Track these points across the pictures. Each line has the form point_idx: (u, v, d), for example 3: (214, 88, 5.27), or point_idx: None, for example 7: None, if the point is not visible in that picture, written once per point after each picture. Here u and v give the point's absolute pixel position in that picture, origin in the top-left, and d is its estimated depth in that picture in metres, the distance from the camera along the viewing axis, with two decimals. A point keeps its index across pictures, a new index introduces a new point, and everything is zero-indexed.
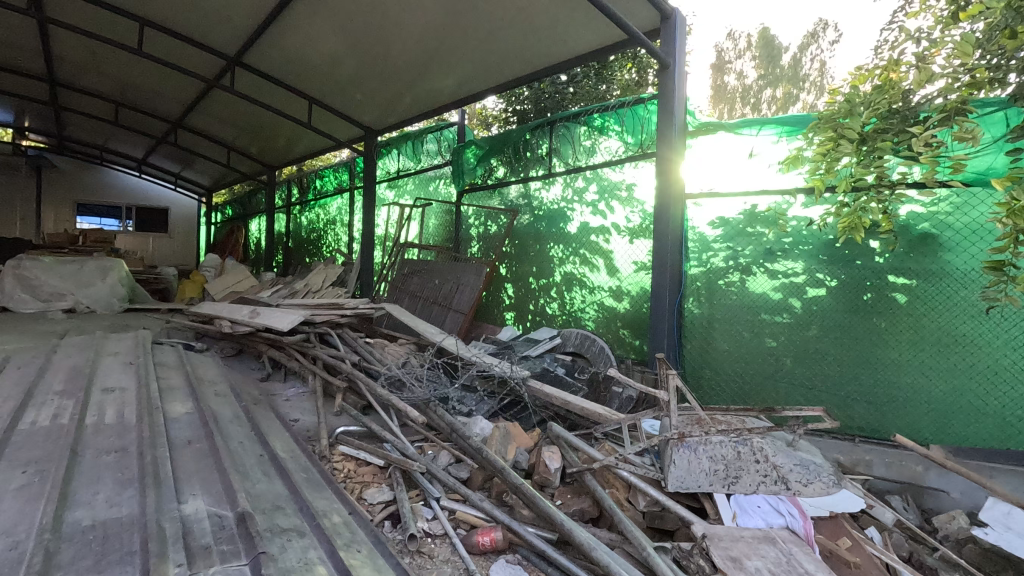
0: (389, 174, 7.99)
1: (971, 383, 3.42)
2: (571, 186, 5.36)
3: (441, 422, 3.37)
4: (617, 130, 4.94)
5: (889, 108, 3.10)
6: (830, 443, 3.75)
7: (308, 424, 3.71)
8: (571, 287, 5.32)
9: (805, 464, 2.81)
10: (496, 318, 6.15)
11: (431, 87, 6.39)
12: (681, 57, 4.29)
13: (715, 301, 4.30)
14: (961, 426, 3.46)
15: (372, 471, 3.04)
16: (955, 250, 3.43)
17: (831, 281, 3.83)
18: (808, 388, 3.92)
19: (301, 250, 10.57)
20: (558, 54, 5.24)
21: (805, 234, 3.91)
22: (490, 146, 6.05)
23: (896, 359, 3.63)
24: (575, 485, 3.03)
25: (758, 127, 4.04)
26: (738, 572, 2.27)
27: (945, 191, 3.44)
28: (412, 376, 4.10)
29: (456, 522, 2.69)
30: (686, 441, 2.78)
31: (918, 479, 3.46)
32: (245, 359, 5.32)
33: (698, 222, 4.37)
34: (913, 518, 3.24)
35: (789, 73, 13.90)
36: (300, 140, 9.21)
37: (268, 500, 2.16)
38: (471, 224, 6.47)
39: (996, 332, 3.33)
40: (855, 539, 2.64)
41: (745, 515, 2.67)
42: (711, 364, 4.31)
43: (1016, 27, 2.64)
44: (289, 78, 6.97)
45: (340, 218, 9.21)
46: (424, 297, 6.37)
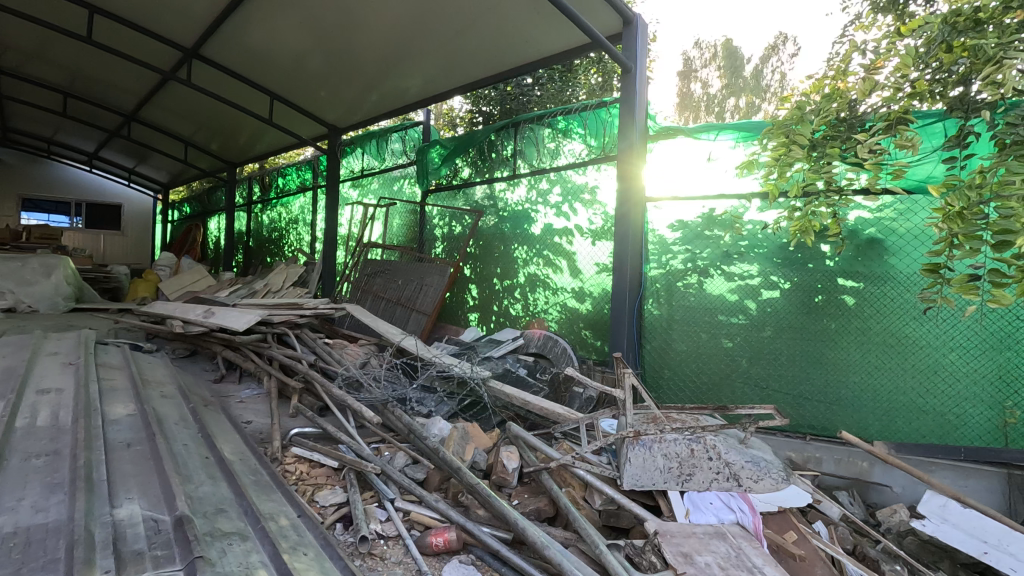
0: (353, 173, 7.85)
1: (912, 382, 3.58)
2: (535, 187, 5.38)
3: (398, 422, 3.33)
4: (580, 133, 4.99)
5: (836, 116, 3.23)
6: (782, 442, 3.85)
7: (261, 426, 3.61)
8: (534, 289, 5.33)
9: (755, 461, 2.85)
10: (460, 319, 6.12)
11: (397, 86, 6.33)
12: (642, 62, 4.36)
13: (674, 302, 4.36)
14: (904, 423, 3.61)
15: (325, 473, 2.97)
16: (899, 254, 3.59)
17: (785, 284, 3.94)
18: (762, 388, 4.02)
19: (261, 250, 10.31)
20: (523, 56, 5.27)
21: (760, 237, 4.01)
22: (455, 146, 6.02)
23: (844, 359, 3.76)
24: (532, 485, 3.03)
25: (716, 133, 4.17)
26: (688, 567, 2.30)
27: (890, 198, 3.59)
28: (370, 377, 4.03)
29: (411, 524, 2.65)
30: (641, 439, 2.79)
31: (863, 475, 3.59)
32: (198, 360, 5.14)
33: (658, 225, 4.44)
34: (858, 513, 3.36)
35: (751, 83, 14.46)
36: (262, 136, 8.99)
37: (211, 504, 2.09)
38: (436, 224, 6.42)
39: (935, 333, 3.50)
40: (801, 533, 2.71)
41: (697, 511, 2.74)
42: (670, 364, 4.37)
43: (953, 41, 2.77)
44: (250, 72, 6.81)
45: (303, 217, 9.02)
46: (387, 298, 6.29)
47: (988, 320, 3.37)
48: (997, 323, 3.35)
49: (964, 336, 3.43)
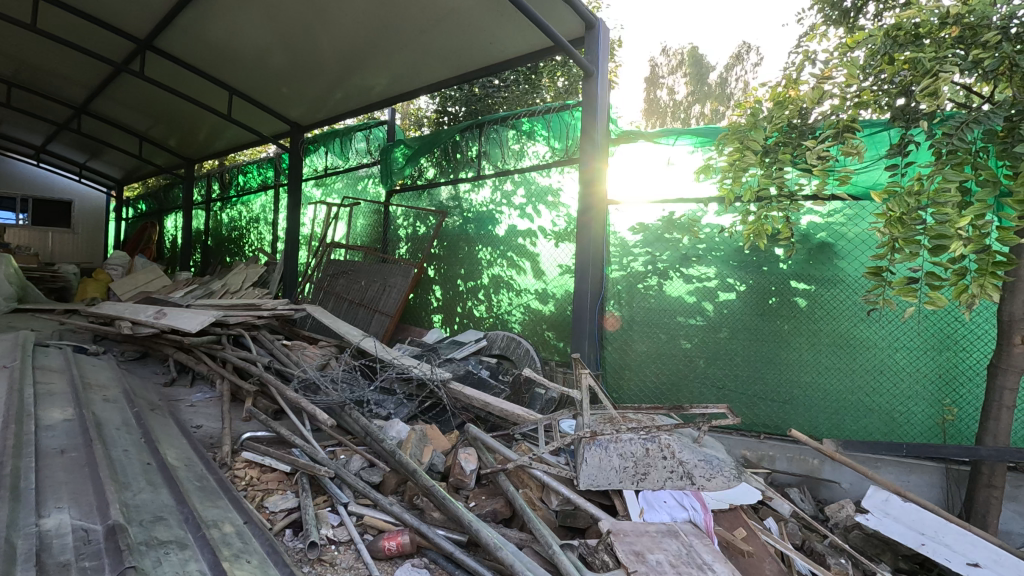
0: (316, 172, 7.70)
1: (860, 381, 3.71)
2: (499, 189, 5.38)
3: (356, 424, 3.29)
4: (544, 135, 5.01)
5: (788, 123, 3.28)
6: (737, 441, 3.95)
7: (212, 431, 3.49)
8: (498, 290, 5.33)
9: (709, 459, 2.80)
10: (424, 320, 6.06)
11: (361, 84, 6.24)
12: (604, 66, 4.40)
13: (635, 303, 4.42)
14: (853, 421, 3.73)
15: (277, 478, 2.89)
16: (847, 257, 3.72)
17: (740, 286, 4.03)
18: (718, 388, 4.10)
19: (221, 249, 10.02)
20: (487, 57, 5.27)
21: (717, 241, 4.09)
22: (420, 146, 5.96)
23: (797, 360, 3.87)
24: (490, 487, 3.02)
25: (675, 137, 4.25)
26: (639, 566, 2.33)
27: (839, 203, 3.73)
28: (328, 379, 3.96)
29: (364, 528, 2.60)
30: (597, 439, 2.82)
31: (814, 472, 3.69)
32: (148, 362, 4.95)
33: (619, 227, 4.49)
34: (808, 509, 3.46)
35: (716, 91, 14.66)
36: (222, 133, 8.75)
37: (148, 511, 2.00)
38: (400, 225, 6.35)
39: (881, 334, 3.64)
40: (751, 529, 2.79)
41: (651, 510, 2.82)
42: (631, 365, 4.42)
43: (894, 54, 2.89)
44: (210, 67, 6.61)
45: (264, 216, 8.82)
46: (349, 299, 6.19)
47: (928, 321, 3.52)
48: (936, 324, 3.50)
49: (907, 336, 3.58)
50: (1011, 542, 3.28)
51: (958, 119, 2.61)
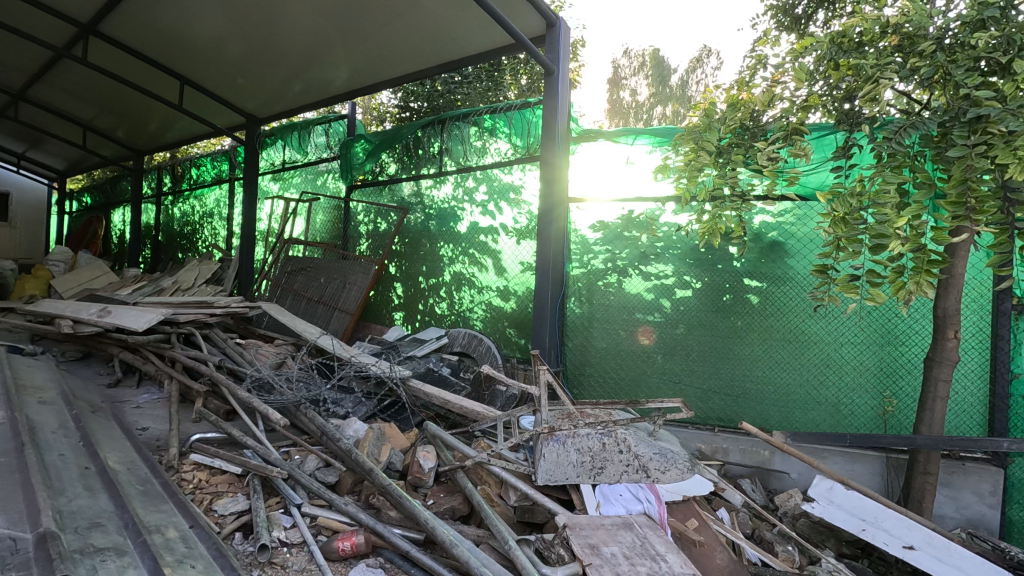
0: (274, 166, 7.49)
1: (808, 375, 3.85)
2: (461, 185, 5.35)
3: (312, 424, 3.22)
4: (506, 132, 5.02)
5: (740, 125, 3.38)
6: (692, 434, 4.04)
7: (159, 433, 3.36)
8: (460, 287, 5.31)
9: (664, 452, 2.86)
10: (385, 318, 5.97)
11: (320, 78, 6.10)
12: (564, 65, 4.43)
13: (595, 301, 4.47)
14: (801, 413, 3.88)
15: (227, 480, 2.81)
16: (796, 256, 3.86)
17: (696, 283, 4.13)
18: (676, 383, 4.19)
19: (172, 245, 9.64)
20: (450, 53, 5.23)
21: (674, 239, 4.19)
22: (380, 141, 5.86)
23: (750, 354, 3.99)
24: (448, 484, 3.01)
25: (634, 137, 4.32)
26: (594, 559, 2.36)
27: (789, 204, 3.87)
28: (283, 378, 3.86)
29: (317, 529, 2.55)
30: (555, 434, 2.85)
31: (765, 463, 3.81)
32: (91, 363, 4.73)
33: (580, 225, 4.53)
34: (759, 499, 3.57)
35: (677, 93, 14.94)
36: (174, 124, 8.42)
37: (84, 518, 1.93)
38: (360, 221, 6.23)
39: (827, 328, 3.79)
40: (702, 520, 2.87)
41: (607, 504, 2.82)
42: (591, 361, 4.48)
43: (839, 60, 2.99)
44: (160, 55, 6.35)
45: (218, 211, 8.54)
46: (308, 296, 6.06)
47: (870, 316, 3.69)
48: (878, 320, 3.67)
49: (851, 331, 3.74)
50: (944, 525, 3.48)
51: (897, 124, 2.73)
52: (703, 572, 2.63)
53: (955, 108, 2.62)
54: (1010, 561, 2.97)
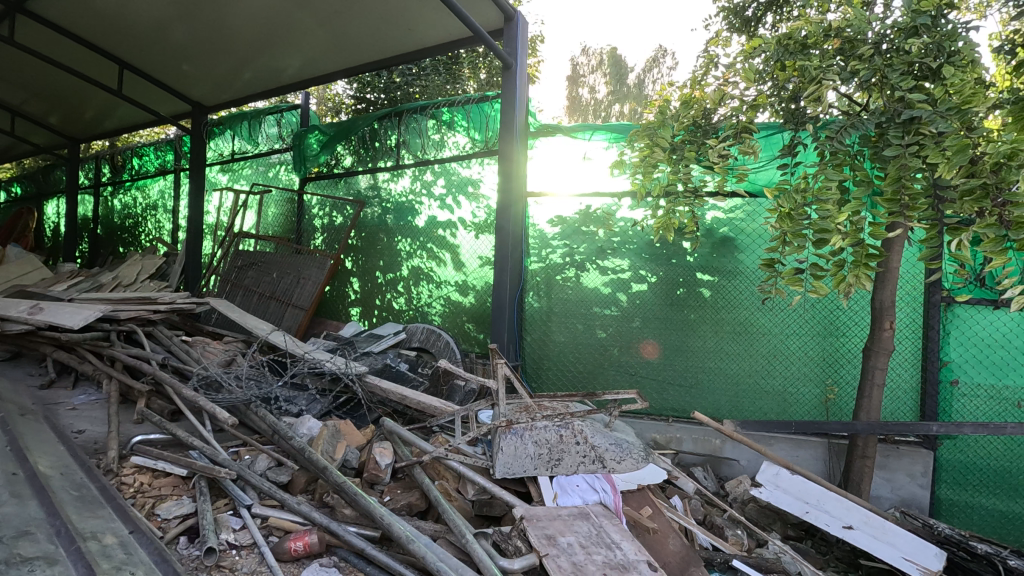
0: (222, 156, 7.20)
1: (757, 365, 3.99)
2: (419, 179, 5.28)
3: (262, 423, 3.13)
4: (463, 126, 4.98)
5: (693, 123, 3.46)
6: (647, 424, 4.13)
7: (97, 435, 3.19)
8: (418, 282, 5.25)
9: (619, 443, 2.90)
10: (341, 314, 5.85)
11: (272, 66, 5.90)
12: (522, 59, 4.42)
13: (553, 295, 4.50)
14: (750, 402, 4.01)
15: (172, 483, 2.69)
16: (746, 251, 3.99)
17: (651, 278, 4.22)
18: (632, 374, 4.27)
19: (112, 239, 9.15)
20: (406, 44, 5.14)
21: (630, 234, 4.27)
22: (335, 133, 5.71)
23: (702, 346, 4.11)
24: (405, 481, 2.98)
25: (590, 133, 4.36)
26: (550, 549, 2.39)
27: (739, 200, 4.00)
28: (232, 376, 3.72)
29: (268, 530, 2.48)
30: (513, 428, 2.88)
31: (716, 451, 3.93)
32: (21, 363, 4.43)
33: (538, 220, 4.54)
34: (710, 486, 3.69)
35: (634, 92, 15.26)
36: (113, 111, 7.97)
37: (11, 527, 1.84)
38: (314, 214, 6.08)
39: (774, 320, 3.94)
40: (656, 507, 2.94)
41: (564, 494, 2.88)
42: (550, 355, 4.52)
43: (785, 61, 3.09)
44: (96, 37, 5.98)
45: (162, 203, 8.16)
46: (259, 292, 5.86)
47: (813, 309, 3.86)
48: (821, 312, 3.84)
49: (796, 323, 3.90)
50: (880, 505, 3.68)
51: (839, 124, 2.85)
52: (657, 558, 2.70)
53: (891, 110, 2.75)
54: (938, 536, 3.14)
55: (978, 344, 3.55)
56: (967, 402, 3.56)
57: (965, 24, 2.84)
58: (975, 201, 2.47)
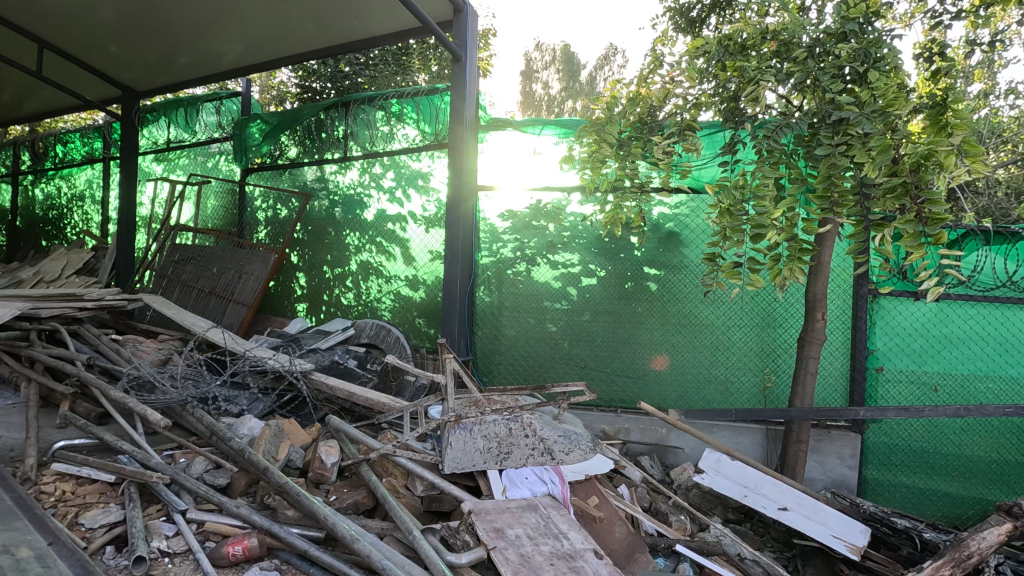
0: (156, 145, 6.82)
1: (700, 356, 4.13)
2: (368, 171, 5.16)
3: (199, 424, 2.99)
4: (413, 118, 4.90)
5: (639, 120, 3.52)
6: (597, 416, 4.20)
7: (14, 442, 2.97)
8: (367, 276, 5.15)
9: (568, 435, 2.91)
10: (287, 310, 5.66)
11: (210, 51, 5.61)
12: (472, 52, 4.36)
13: (504, 289, 4.51)
14: (695, 392, 4.14)
15: (98, 490, 2.54)
16: (690, 245, 4.12)
17: (601, 272, 4.29)
18: (581, 367, 4.34)
19: (34, 232, 8.52)
20: (354, 33, 5.02)
21: (580, 229, 4.32)
22: (279, 121, 5.48)
23: (649, 339, 4.21)
24: (353, 479, 2.92)
25: (540, 128, 4.37)
26: (498, 542, 2.40)
27: (684, 196, 4.12)
28: (167, 376, 3.53)
29: (205, 535, 2.38)
30: (462, 423, 2.87)
31: (662, 440, 4.05)
32: None
33: (489, 214, 4.54)
34: (656, 474, 3.79)
35: (586, 89, 15.46)
36: (33, 94, 7.42)
37: None
38: (257, 207, 5.85)
39: (718, 312, 4.08)
40: (603, 497, 3.00)
41: (513, 487, 2.89)
42: (501, 349, 4.52)
43: (726, 62, 3.17)
44: (10, 13, 5.50)
45: (90, 193, 7.66)
46: (198, 288, 5.59)
47: (753, 301, 4.02)
48: (759, 304, 4.01)
49: (737, 315, 4.05)
50: (814, 486, 3.88)
51: (775, 124, 2.97)
52: (604, 546, 2.76)
53: (822, 111, 2.89)
54: (864, 514, 3.33)
55: (901, 333, 3.79)
56: (892, 387, 3.80)
57: (889, 31, 3.01)
58: (896, 198, 2.65)
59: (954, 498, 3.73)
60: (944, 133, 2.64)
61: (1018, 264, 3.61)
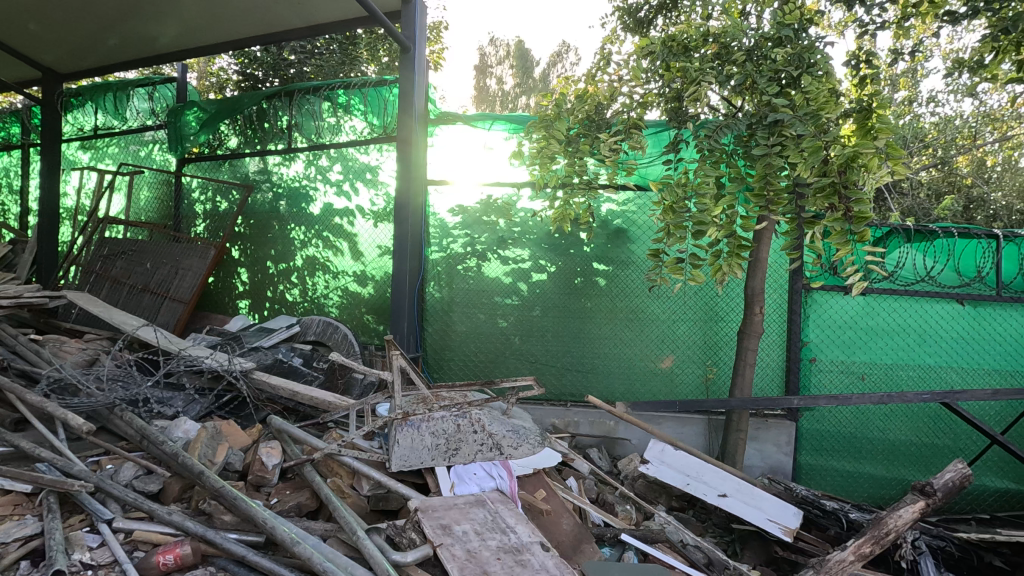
0: (82, 132, 6.39)
1: (647, 349, 4.23)
2: (314, 164, 5.01)
3: (129, 428, 2.84)
4: (361, 110, 4.79)
5: (587, 117, 3.54)
6: (547, 410, 4.24)
7: None
8: (313, 272, 5.00)
9: (516, 429, 2.98)
10: (228, 307, 5.43)
11: (142, 33, 5.29)
12: (420, 44, 4.28)
13: (454, 285, 4.48)
14: (642, 385, 4.24)
15: (13, 501, 2.36)
16: (637, 241, 4.22)
17: (551, 267, 4.33)
18: (532, 361, 4.37)
19: None
20: (299, 20, 4.85)
21: (530, 224, 4.34)
22: (218, 109, 5.22)
23: (598, 333, 4.28)
24: (295, 481, 2.84)
25: (490, 123, 4.36)
26: (445, 539, 2.39)
27: (631, 193, 4.20)
28: (93, 378, 3.32)
29: (133, 545, 2.26)
30: (409, 420, 2.83)
31: (610, 432, 4.12)
32: None
33: (439, 209, 4.48)
34: (605, 465, 3.87)
35: (540, 85, 15.50)
36: None
37: None
38: (195, 199, 5.58)
39: (663, 307, 4.19)
40: (550, 490, 3.03)
41: (461, 484, 2.85)
42: (452, 346, 4.49)
43: (670, 62, 3.24)
44: None
45: (7, 182, 7.10)
46: (129, 284, 5.27)
47: (696, 296, 4.15)
48: (702, 298, 4.15)
49: (681, 309, 4.18)
50: (752, 473, 4.05)
51: (716, 124, 3.06)
52: (551, 538, 2.79)
53: (759, 113, 3.00)
54: (797, 497, 3.50)
55: (832, 326, 4.00)
56: (824, 377, 4.01)
57: (822, 39, 3.16)
58: (825, 197, 2.80)
59: (879, 480, 3.98)
60: (870, 136, 2.81)
61: (936, 260, 3.87)
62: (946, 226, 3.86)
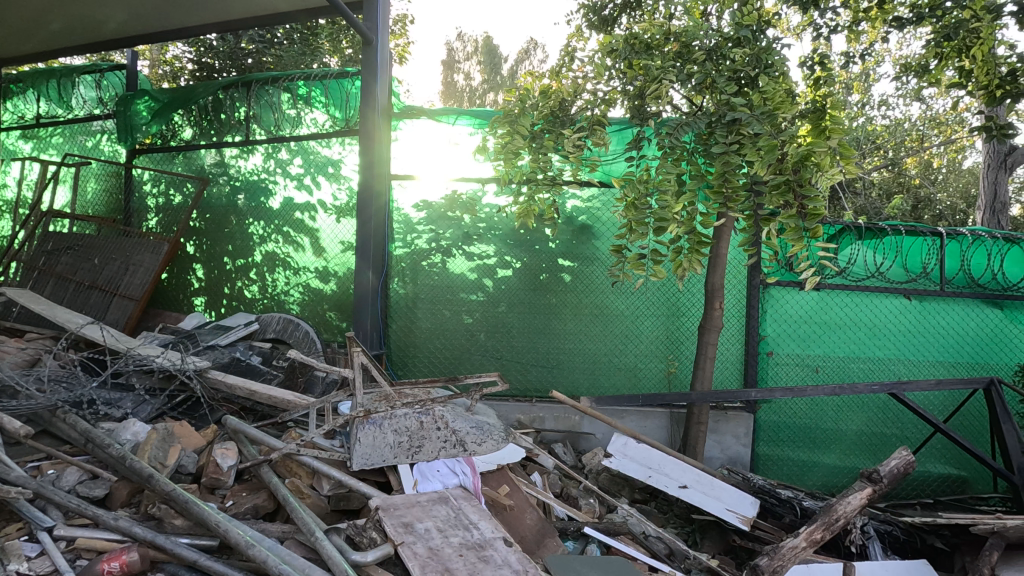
0: (24, 120, 6.06)
1: (610, 344, 4.27)
2: (273, 157, 4.86)
3: (73, 432, 2.71)
4: (322, 102, 4.68)
5: (551, 113, 3.55)
6: (512, 406, 4.24)
7: None
8: (273, 268, 4.87)
9: (480, 425, 2.92)
10: (183, 304, 5.23)
11: (88, 17, 5.04)
12: (383, 35, 4.19)
13: (419, 281, 4.43)
14: (606, 379, 4.29)
15: None
16: (601, 238, 4.25)
17: (516, 263, 4.32)
18: (497, 357, 4.37)
19: None
20: (256, 8, 4.70)
21: (495, 220, 4.33)
22: (170, 99, 5.01)
23: (563, 329, 4.31)
24: (252, 482, 2.76)
25: (454, 118, 4.33)
26: (407, 536, 2.36)
27: (595, 190, 4.23)
28: (34, 379, 3.15)
29: (76, 553, 2.15)
30: (371, 417, 2.79)
31: (575, 427, 4.15)
32: None
33: (403, 204, 4.42)
34: (569, 460, 3.90)
35: (507, 82, 15.46)
36: None
37: None
38: (146, 192, 5.35)
39: (626, 302, 4.24)
40: (514, 486, 3.03)
41: (424, 481, 2.85)
42: (416, 342, 4.44)
43: (632, 60, 3.27)
44: None
45: None
46: (75, 280, 5.02)
47: (658, 291, 4.22)
48: (663, 294, 4.22)
49: (643, 304, 4.24)
50: (712, 464, 4.14)
51: (676, 122, 3.10)
52: (514, 533, 2.79)
53: (718, 112, 3.05)
54: (754, 487, 3.60)
55: (788, 320, 4.12)
56: (780, 369, 4.13)
57: (778, 41, 3.24)
58: (780, 194, 2.87)
59: (831, 468, 4.13)
60: (823, 136, 2.89)
61: (884, 257, 4.04)
62: (894, 224, 4.03)
